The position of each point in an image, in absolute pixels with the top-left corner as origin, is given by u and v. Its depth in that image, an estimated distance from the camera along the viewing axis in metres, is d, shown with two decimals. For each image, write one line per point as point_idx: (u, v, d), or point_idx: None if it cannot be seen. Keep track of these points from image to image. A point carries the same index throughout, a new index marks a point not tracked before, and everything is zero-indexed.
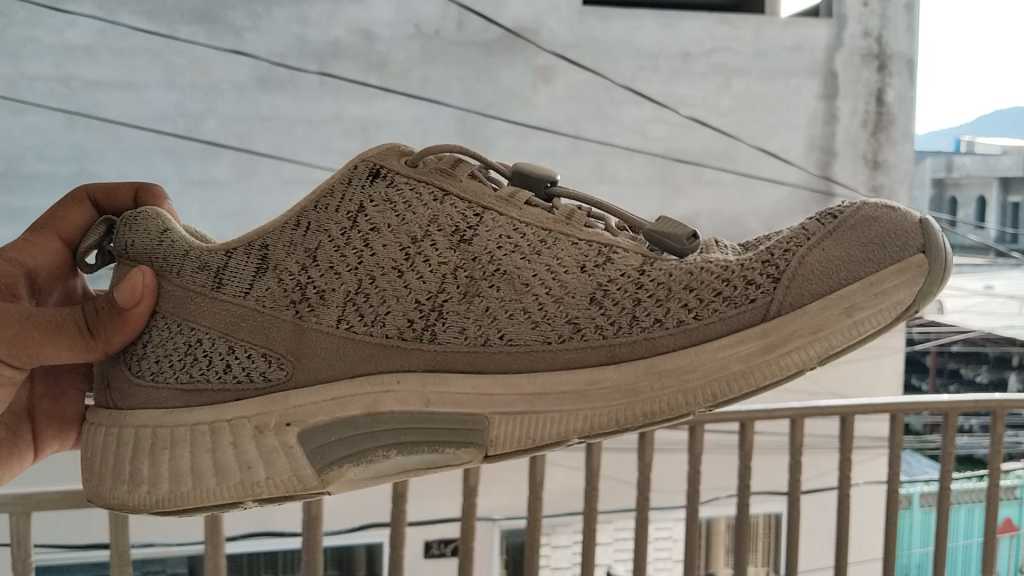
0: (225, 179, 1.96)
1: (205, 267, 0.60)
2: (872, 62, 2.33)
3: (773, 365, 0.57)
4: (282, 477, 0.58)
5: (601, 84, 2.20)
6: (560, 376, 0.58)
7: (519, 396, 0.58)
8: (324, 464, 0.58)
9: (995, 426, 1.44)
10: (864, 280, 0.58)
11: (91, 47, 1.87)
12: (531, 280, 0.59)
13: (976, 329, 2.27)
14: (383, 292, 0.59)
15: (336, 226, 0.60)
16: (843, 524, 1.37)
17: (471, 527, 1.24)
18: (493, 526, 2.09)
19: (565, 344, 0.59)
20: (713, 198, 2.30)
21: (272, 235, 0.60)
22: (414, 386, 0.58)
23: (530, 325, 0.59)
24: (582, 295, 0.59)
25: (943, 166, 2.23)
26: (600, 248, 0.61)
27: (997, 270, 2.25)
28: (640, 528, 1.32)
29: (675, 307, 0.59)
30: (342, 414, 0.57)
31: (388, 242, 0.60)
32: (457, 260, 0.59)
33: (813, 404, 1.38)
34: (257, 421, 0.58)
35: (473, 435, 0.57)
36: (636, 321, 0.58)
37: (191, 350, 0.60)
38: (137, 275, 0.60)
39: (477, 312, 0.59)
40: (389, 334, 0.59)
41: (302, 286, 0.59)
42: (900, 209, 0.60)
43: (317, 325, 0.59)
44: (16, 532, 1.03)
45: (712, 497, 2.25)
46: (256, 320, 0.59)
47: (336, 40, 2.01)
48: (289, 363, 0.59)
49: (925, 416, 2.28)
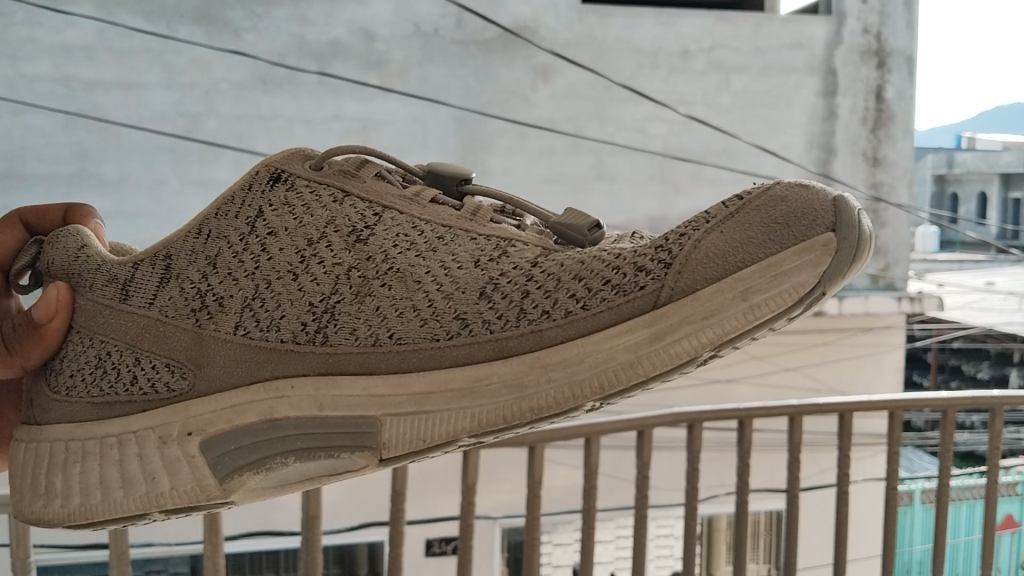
0: (224, 179, 1.96)
1: (113, 279, 0.56)
2: (872, 60, 2.35)
3: (661, 355, 0.49)
4: (186, 488, 0.53)
5: (600, 82, 2.20)
6: (448, 374, 0.51)
7: (408, 395, 0.51)
8: (225, 474, 0.52)
9: (993, 423, 1.44)
10: (763, 262, 0.49)
11: (90, 47, 1.87)
12: (423, 277, 0.53)
13: (976, 325, 2.32)
14: (279, 295, 0.54)
15: (234, 232, 0.55)
16: (843, 522, 1.37)
17: (470, 525, 1.24)
18: (493, 525, 2.12)
19: (452, 342, 0.52)
20: (712, 196, 2.31)
21: (176, 243, 0.56)
22: (308, 390, 0.52)
23: (420, 321, 0.52)
24: (472, 290, 0.52)
25: (944, 163, 2.28)
26: (499, 241, 0.54)
27: (996, 266, 2.31)
28: (639, 527, 1.32)
29: (563, 298, 0.52)
30: (241, 422, 0.52)
31: (284, 245, 0.54)
32: (351, 260, 0.54)
33: (812, 402, 1.38)
34: (161, 431, 0.53)
35: (366, 439, 0.51)
36: (523, 314, 0.52)
37: (101, 362, 0.56)
38: (52, 289, 0.57)
39: (367, 312, 0.53)
40: (284, 339, 0.53)
41: (201, 294, 0.55)
42: (815, 187, 0.51)
43: (215, 332, 0.54)
44: (15, 531, 1.03)
45: (712, 495, 2.27)
46: (160, 330, 0.55)
47: (335, 40, 2.01)
48: (190, 372, 0.54)
49: (925, 414, 2.29)
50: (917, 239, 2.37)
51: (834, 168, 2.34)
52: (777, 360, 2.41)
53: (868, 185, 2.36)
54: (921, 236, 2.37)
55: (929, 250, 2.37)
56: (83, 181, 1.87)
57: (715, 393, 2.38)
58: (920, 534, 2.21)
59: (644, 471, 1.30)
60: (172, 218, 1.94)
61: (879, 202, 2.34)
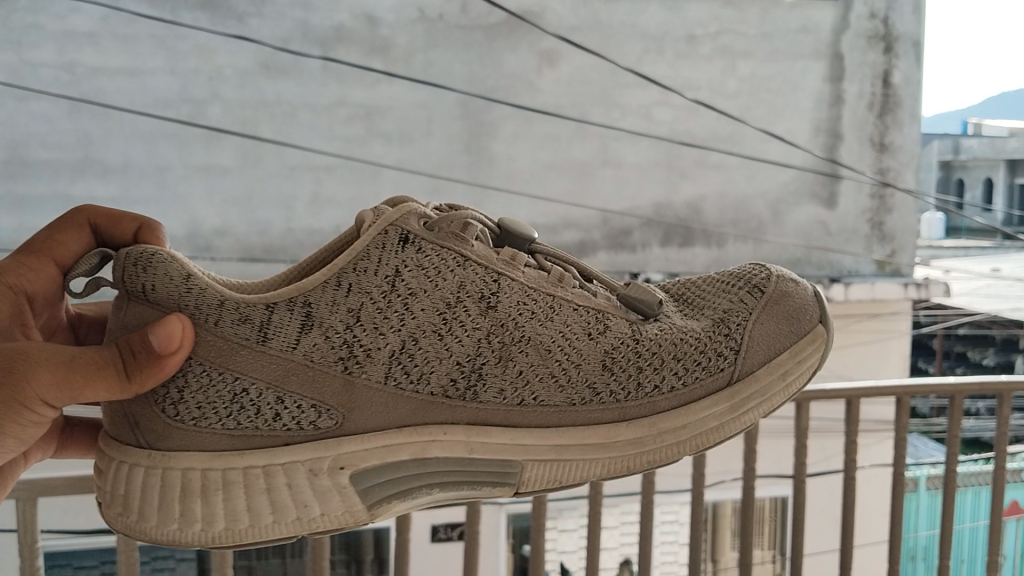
0: (229, 166, 1.95)
1: (246, 318, 0.52)
2: (878, 44, 2.37)
3: (737, 419, 0.61)
4: (336, 515, 0.53)
5: (606, 67, 2.18)
6: (585, 433, 0.58)
7: (552, 445, 0.57)
8: (376, 501, 0.54)
9: (1001, 409, 1.43)
10: (790, 352, 0.63)
11: (93, 33, 1.85)
12: (553, 346, 0.58)
13: (982, 312, 2.27)
14: (428, 353, 0.55)
15: (376, 288, 0.55)
16: (851, 507, 1.37)
17: (476, 512, 1.24)
18: (500, 509, 2.10)
19: (587, 405, 0.58)
20: (718, 181, 2.31)
21: (314, 291, 0.54)
22: (460, 438, 0.55)
23: (564, 387, 0.58)
24: (596, 360, 0.59)
25: (950, 149, 2.33)
26: (596, 314, 0.61)
27: (1002, 253, 2.29)
28: (644, 518, 1.31)
29: (668, 372, 0.60)
30: (394, 459, 0.54)
31: (425, 306, 0.56)
32: (487, 325, 0.57)
33: (818, 388, 1.37)
34: (310, 463, 0.52)
35: (509, 477, 0.57)
36: (640, 385, 0.59)
37: (237, 398, 0.52)
38: (176, 324, 0.50)
39: (513, 376, 0.56)
40: (435, 392, 0.55)
41: (348, 343, 0.54)
42: (795, 281, 0.66)
43: (367, 381, 0.54)
44: (22, 519, 1.02)
45: (718, 481, 2.26)
46: (306, 373, 0.53)
47: (339, 25, 2.00)
48: (340, 414, 0.53)
49: (930, 400, 2.28)
50: (923, 226, 2.41)
51: (840, 153, 2.37)
52: None
53: (875, 170, 2.41)
54: (928, 223, 2.41)
55: (935, 236, 2.40)
56: (89, 168, 1.86)
57: None
58: (926, 521, 2.20)
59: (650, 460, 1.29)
60: (178, 204, 1.93)
61: (885, 187, 2.42)
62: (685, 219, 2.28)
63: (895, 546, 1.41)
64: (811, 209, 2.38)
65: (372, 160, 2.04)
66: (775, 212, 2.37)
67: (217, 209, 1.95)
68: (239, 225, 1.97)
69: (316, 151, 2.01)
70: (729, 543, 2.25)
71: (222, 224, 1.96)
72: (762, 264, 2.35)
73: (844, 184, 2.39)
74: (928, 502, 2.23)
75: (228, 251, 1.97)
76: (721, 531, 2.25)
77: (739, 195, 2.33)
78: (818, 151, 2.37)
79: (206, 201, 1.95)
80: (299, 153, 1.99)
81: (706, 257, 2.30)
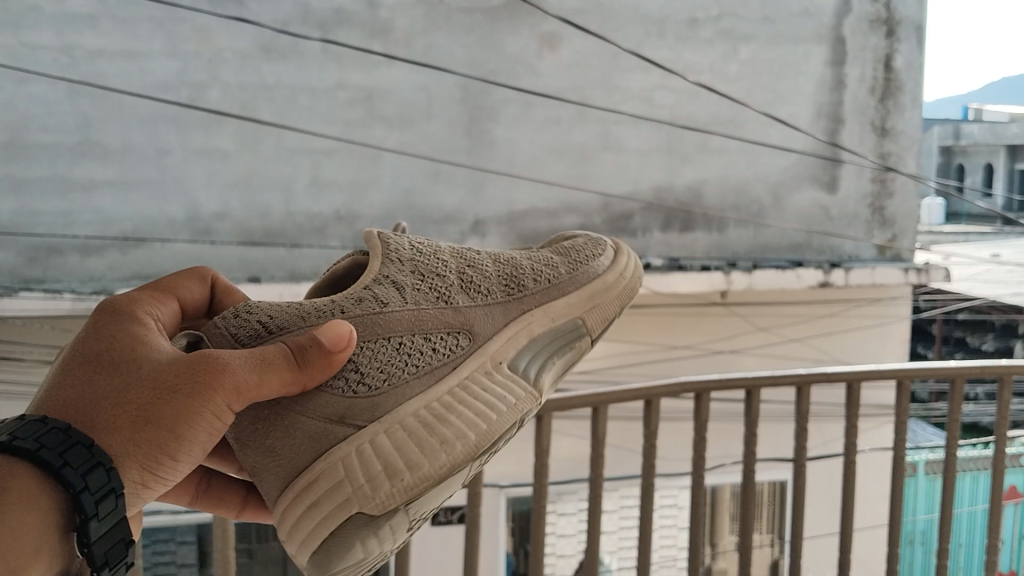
0: (229, 149, 1.95)
1: (360, 302, 0.81)
2: (881, 28, 2.35)
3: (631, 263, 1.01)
4: (518, 385, 0.85)
5: (608, 50, 2.17)
6: (575, 289, 0.94)
7: (573, 299, 0.94)
8: (525, 363, 0.88)
9: (1002, 392, 1.43)
10: (607, 238, 1.03)
11: (93, 15, 1.83)
12: (518, 265, 0.93)
13: (981, 297, 2.33)
14: (469, 281, 0.89)
15: (417, 266, 0.87)
16: (851, 490, 1.37)
17: (477, 493, 1.24)
18: (500, 493, 2.11)
19: (570, 271, 0.95)
20: (719, 165, 2.31)
21: (381, 280, 0.84)
22: (533, 307, 0.91)
23: (539, 276, 0.93)
24: (540, 264, 0.95)
25: (950, 134, 2.39)
26: (511, 257, 0.94)
27: (1002, 238, 2.36)
28: (645, 500, 1.31)
29: (586, 249, 1.00)
30: (518, 335, 0.89)
31: (447, 265, 0.89)
32: (484, 263, 0.91)
33: (819, 370, 1.37)
34: (482, 365, 0.85)
35: (576, 326, 0.93)
36: (586, 256, 0.98)
37: (403, 348, 0.82)
38: (340, 324, 0.74)
39: (521, 277, 0.92)
40: (497, 295, 0.89)
41: (431, 292, 0.86)
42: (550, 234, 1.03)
43: (461, 304, 0.87)
44: None
45: (718, 464, 2.26)
46: (426, 316, 0.84)
47: (339, 8, 1.98)
48: (466, 330, 0.86)
49: (930, 385, 2.25)
50: (924, 211, 2.44)
51: (841, 137, 2.37)
52: (782, 332, 2.38)
53: (877, 154, 2.40)
54: (928, 208, 2.44)
55: (935, 222, 2.44)
56: (88, 151, 1.86)
57: (717, 362, 2.35)
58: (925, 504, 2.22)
59: (649, 439, 1.30)
60: (177, 188, 1.93)
61: (887, 172, 2.41)
62: (685, 203, 2.29)
63: (895, 528, 1.41)
64: (812, 194, 2.38)
65: (372, 143, 2.03)
66: (776, 197, 2.37)
67: (216, 192, 1.96)
68: (239, 208, 1.97)
69: (316, 134, 2.00)
70: (728, 526, 2.25)
71: (222, 207, 1.97)
72: (762, 248, 2.36)
73: (845, 168, 2.38)
74: (927, 486, 2.25)
75: (228, 235, 1.97)
76: (720, 514, 2.26)
77: (740, 179, 2.33)
78: (820, 135, 2.37)
79: (206, 184, 1.95)
80: (299, 137, 1.98)
81: (706, 242, 2.32)
